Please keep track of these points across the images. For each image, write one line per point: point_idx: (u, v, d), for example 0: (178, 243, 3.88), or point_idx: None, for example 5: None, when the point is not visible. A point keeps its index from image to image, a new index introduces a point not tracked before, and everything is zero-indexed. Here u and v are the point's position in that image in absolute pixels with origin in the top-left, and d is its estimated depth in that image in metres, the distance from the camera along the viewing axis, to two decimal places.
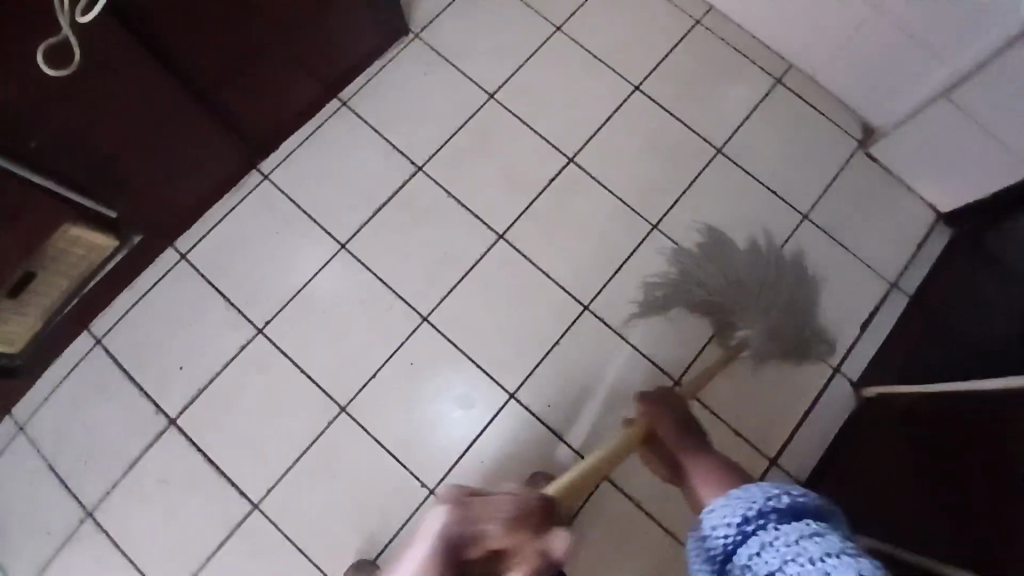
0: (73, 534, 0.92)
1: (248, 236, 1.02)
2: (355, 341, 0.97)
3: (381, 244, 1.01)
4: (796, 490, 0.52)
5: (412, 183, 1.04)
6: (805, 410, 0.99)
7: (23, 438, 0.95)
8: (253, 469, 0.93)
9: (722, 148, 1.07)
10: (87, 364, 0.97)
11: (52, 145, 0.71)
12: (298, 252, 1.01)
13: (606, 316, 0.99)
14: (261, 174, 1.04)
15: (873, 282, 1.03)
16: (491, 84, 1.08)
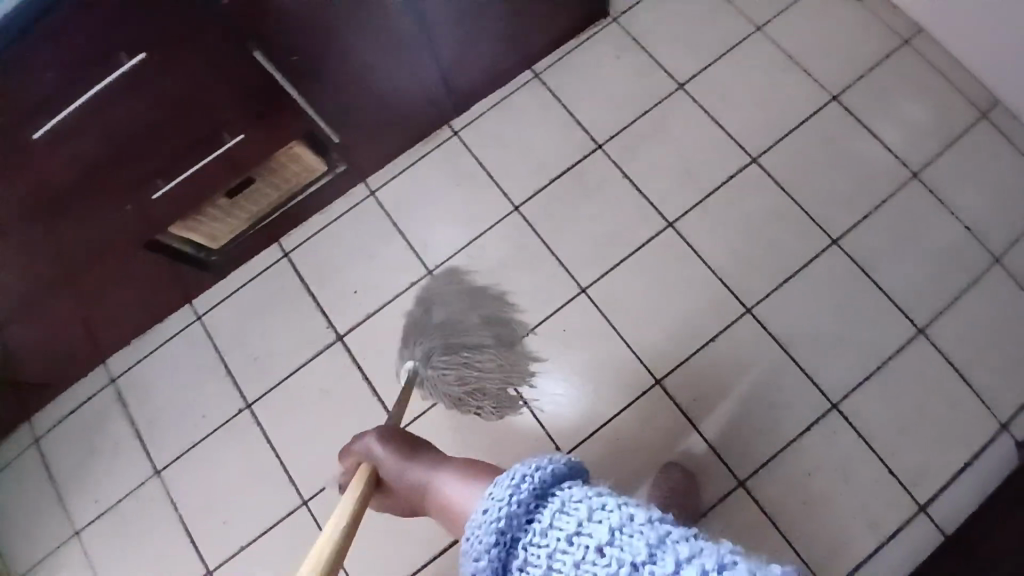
0: (230, 422, 1.02)
1: (428, 183, 1.07)
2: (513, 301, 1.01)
3: (548, 214, 1.03)
4: (539, 461, 0.48)
5: (589, 160, 1.05)
6: (968, 460, 0.92)
7: (200, 327, 1.05)
8: (400, 399, 0.99)
9: (917, 172, 1.02)
10: (267, 273, 1.06)
11: (308, 64, 0.77)
12: (471, 206, 1.05)
13: (766, 322, 0.97)
14: (451, 129, 1.08)
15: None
16: (685, 75, 1.08)
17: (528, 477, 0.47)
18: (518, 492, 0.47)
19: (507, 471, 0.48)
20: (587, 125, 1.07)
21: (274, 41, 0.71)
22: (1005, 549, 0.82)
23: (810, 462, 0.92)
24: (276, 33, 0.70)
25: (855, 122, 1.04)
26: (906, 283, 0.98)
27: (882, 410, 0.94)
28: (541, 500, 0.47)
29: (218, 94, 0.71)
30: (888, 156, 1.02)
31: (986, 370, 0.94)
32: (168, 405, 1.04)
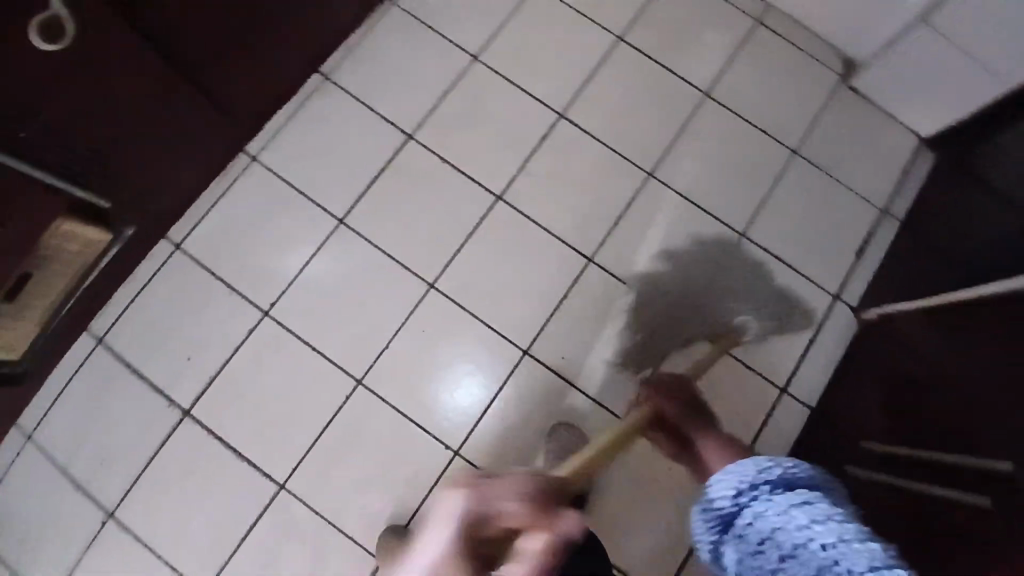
0: (95, 541, 0.92)
1: (241, 217, 1.00)
2: (363, 323, 0.97)
3: (382, 226, 1.00)
4: (790, 462, 0.61)
5: (405, 155, 1.02)
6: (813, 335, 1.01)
7: (35, 445, 0.95)
8: (271, 456, 0.93)
9: (709, 92, 1.07)
10: (90, 362, 0.96)
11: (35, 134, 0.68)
12: (292, 235, 1.00)
13: (612, 269, 1.00)
14: (248, 154, 1.02)
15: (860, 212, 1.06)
16: (474, 45, 1.07)
17: (774, 465, 0.61)
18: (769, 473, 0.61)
19: (756, 461, 0.63)
20: (396, 118, 1.04)
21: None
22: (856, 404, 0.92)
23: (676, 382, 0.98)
24: None
25: (628, 54, 1.08)
26: (720, 190, 1.04)
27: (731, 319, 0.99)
28: (792, 485, 0.59)
29: None
30: (679, 78, 1.07)
31: (804, 251, 1.03)
32: (20, 553, 0.93)
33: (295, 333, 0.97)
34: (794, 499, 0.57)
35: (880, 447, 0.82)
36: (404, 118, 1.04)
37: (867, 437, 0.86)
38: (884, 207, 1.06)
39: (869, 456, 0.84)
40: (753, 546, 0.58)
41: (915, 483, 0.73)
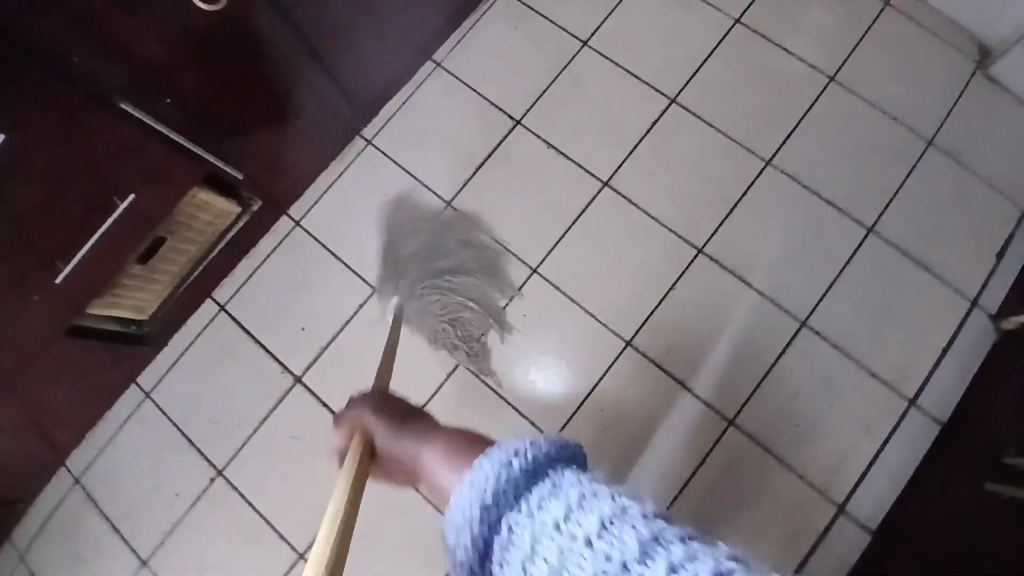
0: (281, 404, 1.24)
1: (496, 182, 1.29)
2: (557, 309, 1.23)
3: (582, 232, 1.26)
4: (525, 444, 0.54)
5: (604, 169, 1.28)
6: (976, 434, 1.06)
7: (225, 312, 1.29)
8: (421, 382, 1.22)
9: (931, 141, 1.26)
10: (285, 245, 1.31)
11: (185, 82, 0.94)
12: (548, 227, 1.26)
13: (786, 315, 1.19)
14: (515, 119, 1.32)
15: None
16: (674, 90, 1.30)
17: (517, 453, 0.53)
18: (508, 470, 0.52)
19: (500, 451, 0.54)
20: (628, 138, 1.29)
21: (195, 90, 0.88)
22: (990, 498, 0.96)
23: (783, 415, 1.15)
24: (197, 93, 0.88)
25: (783, 116, 1.28)
26: (887, 256, 1.21)
27: (931, 398, 1.15)
28: (512, 496, 0.52)
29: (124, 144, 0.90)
30: (849, 153, 1.26)
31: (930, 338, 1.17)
32: (218, 407, 1.25)
33: (516, 289, 1.24)
34: (550, 489, 0.51)
35: (1013, 488, 0.93)
36: (614, 140, 1.29)
37: (997, 481, 0.97)
38: (974, 300, 1.19)
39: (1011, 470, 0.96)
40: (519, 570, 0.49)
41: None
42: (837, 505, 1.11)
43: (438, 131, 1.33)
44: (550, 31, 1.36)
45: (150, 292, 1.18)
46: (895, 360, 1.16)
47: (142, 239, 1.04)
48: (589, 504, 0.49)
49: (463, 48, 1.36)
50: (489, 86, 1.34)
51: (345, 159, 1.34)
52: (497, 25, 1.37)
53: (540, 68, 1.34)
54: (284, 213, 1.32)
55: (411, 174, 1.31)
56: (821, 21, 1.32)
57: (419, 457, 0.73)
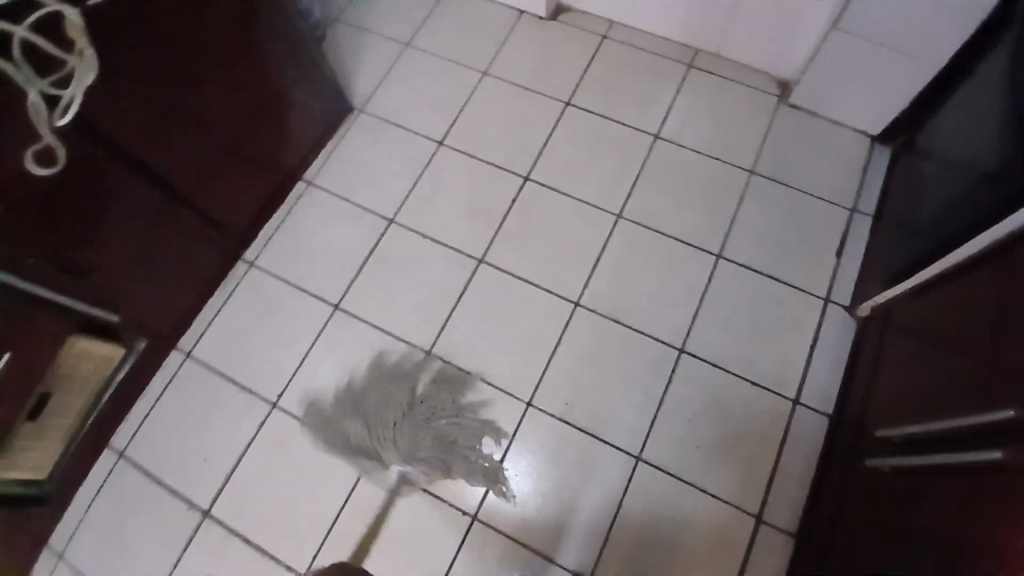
0: (191, 544, 1.18)
1: (379, 278, 1.36)
2: (455, 385, 1.26)
3: (467, 309, 1.32)
4: None
5: (477, 247, 1.37)
6: (845, 421, 1.14)
7: (123, 461, 1.26)
8: (333, 486, 1.20)
9: (754, 168, 1.41)
10: (179, 375, 1.31)
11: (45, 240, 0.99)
12: (434, 310, 1.32)
13: (666, 346, 1.27)
14: (387, 220, 1.41)
15: (882, 288, 1.19)
16: (526, 169, 1.44)
17: None
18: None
19: None
20: (494, 218, 1.40)
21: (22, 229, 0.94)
22: (855, 472, 1.03)
23: (684, 440, 1.20)
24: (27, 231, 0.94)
25: (623, 171, 1.43)
26: (741, 274, 1.32)
27: (809, 396, 1.22)
28: None
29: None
30: (686, 192, 1.40)
31: (796, 339, 1.26)
32: (126, 562, 1.19)
33: (412, 375, 1.27)
34: None
35: (883, 461, 0.95)
36: (480, 221, 1.40)
37: (873, 458, 0.98)
38: (825, 297, 1.30)
39: (881, 441, 0.98)
40: None
41: (908, 486, 0.86)
42: (753, 516, 1.14)
43: (319, 243, 1.40)
44: (407, 138, 1.50)
45: (44, 456, 1.12)
46: (770, 365, 1.24)
47: (25, 396, 1.04)
48: None
49: (330, 167, 1.48)
50: (360, 195, 1.45)
51: (229, 285, 1.39)
52: (358, 142, 1.50)
53: (404, 171, 1.46)
54: (174, 345, 1.33)
55: (296, 287, 1.37)
56: (640, 89, 1.51)
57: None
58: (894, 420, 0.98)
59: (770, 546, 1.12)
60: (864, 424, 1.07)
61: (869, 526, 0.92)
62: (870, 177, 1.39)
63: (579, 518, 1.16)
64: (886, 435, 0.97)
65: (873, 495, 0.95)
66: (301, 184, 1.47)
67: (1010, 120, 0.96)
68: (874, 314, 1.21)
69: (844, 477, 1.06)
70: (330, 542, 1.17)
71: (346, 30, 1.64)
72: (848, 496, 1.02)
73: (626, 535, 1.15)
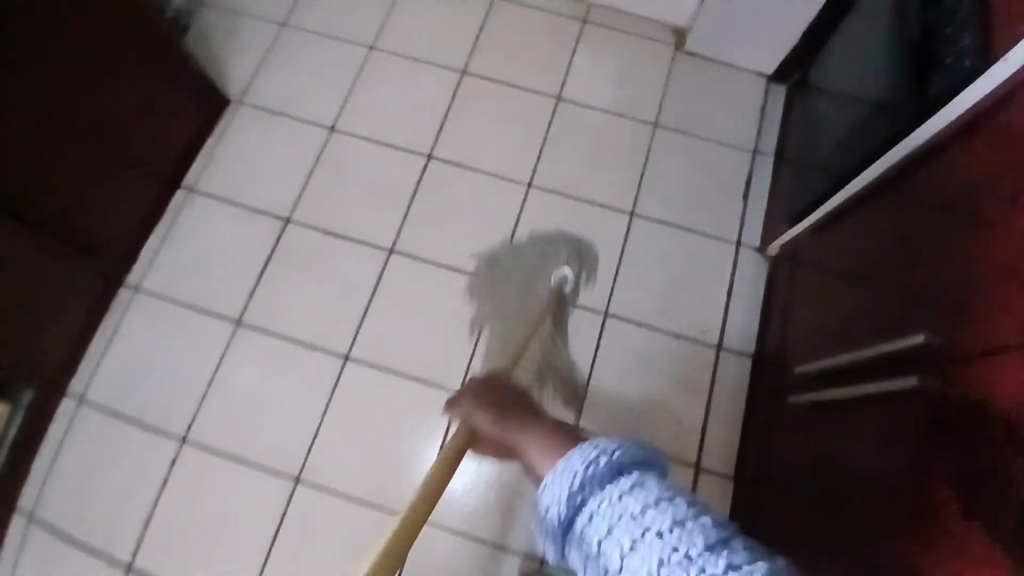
0: None
1: (285, 283, 1.27)
2: (381, 383, 1.21)
3: (383, 302, 1.25)
4: (613, 446, 0.52)
5: (386, 236, 1.30)
6: (768, 362, 1.17)
7: (27, 525, 1.15)
8: (266, 509, 1.14)
9: (657, 121, 1.39)
10: (77, 422, 1.20)
11: None
12: (349, 309, 1.25)
13: (592, 313, 1.25)
14: (284, 220, 1.31)
15: (788, 226, 1.22)
16: (427, 147, 1.37)
17: (612, 450, 0.51)
18: (593, 467, 0.51)
19: (587, 450, 0.53)
20: (399, 202, 1.33)
21: None
22: (782, 412, 1.06)
23: (619, 403, 1.20)
24: None
25: (528, 138, 1.38)
26: (656, 230, 1.31)
27: (733, 341, 1.24)
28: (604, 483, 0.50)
29: None
30: (594, 152, 1.37)
31: (715, 288, 1.27)
32: None
33: (332, 381, 1.21)
34: (623, 485, 0.49)
35: (805, 396, 0.98)
36: (386, 208, 1.32)
37: (796, 394, 1.01)
38: (737, 242, 1.31)
39: (802, 378, 1.01)
40: (596, 550, 0.49)
41: (831, 420, 0.89)
42: (692, 467, 1.16)
43: (210, 255, 1.29)
44: (295, 128, 1.39)
45: None
46: (693, 317, 1.25)
47: None
48: (642, 489, 0.49)
49: (213, 170, 1.35)
50: (250, 196, 1.33)
51: (116, 315, 1.26)
52: (241, 138, 1.38)
53: (296, 164, 1.36)
54: (65, 390, 1.21)
55: (192, 306, 1.26)
56: (537, 50, 1.45)
57: (516, 444, 0.66)
58: (812, 355, 1.01)
59: (711, 492, 1.15)
60: (784, 364, 1.10)
61: (800, 462, 0.95)
62: (768, 117, 1.40)
63: (525, 497, 1.15)
64: (806, 370, 1.00)
65: (801, 433, 0.98)
66: (181, 191, 1.34)
67: (892, 50, 0.97)
68: (784, 252, 1.23)
69: (772, 416, 1.09)
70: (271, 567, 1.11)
71: (211, 14, 1.49)
72: (779, 435, 1.05)
73: None
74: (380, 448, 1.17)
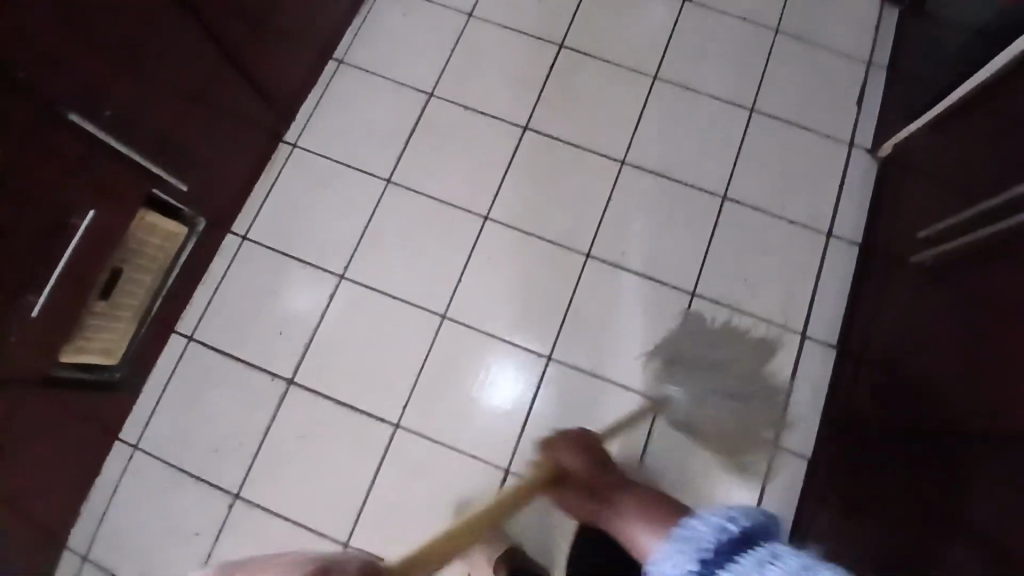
0: (281, 410, 1.22)
1: (424, 151, 1.36)
2: (517, 244, 1.31)
3: (521, 175, 1.35)
4: (740, 514, 0.59)
5: (520, 115, 1.38)
6: (878, 242, 1.26)
7: (194, 345, 1.25)
8: (406, 343, 1.25)
9: (778, 26, 1.45)
10: (242, 256, 1.29)
11: (119, 104, 0.93)
12: (488, 179, 1.34)
13: (712, 193, 1.34)
14: (427, 94, 1.39)
15: (901, 127, 1.29)
16: (560, 36, 1.43)
17: (732, 517, 0.59)
18: (719, 537, 0.58)
19: (702, 520, 0.60)
20: (534, 85, 1.40)
21: (81, 88, 0.86)
22: (900, 277, 1.14)
23: (731, 277, 1.30)
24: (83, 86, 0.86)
25: (655, 33, 1.44)
26: (771, 126, 1.39)
27: (842, 229, 1.33)
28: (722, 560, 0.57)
29: (86, 169, 0.91)
30: (716, 51, 1.43)
31: (824, 182, 1.36)
32: (212, 438, 1.21)
33: (475, 237, 1.31)
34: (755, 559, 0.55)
35: (928, 254, 1.04)
36: (522, 89, 1.40)
37: (919, 254, 1.08)
38: (849, 142, 1.39)
39: (925, 239, 1.07)
40: None
41: (956, 269, 0.94)
42: (798, 334, 1.27)
43: (359, 120, 1.38)
44: (433, 9, 1.45)
45: (114, 332, 1.11)
46: (804, 207, 1.34)
47: (99, 270, 1.00)
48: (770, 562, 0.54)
49: (358, 43, 1.43)
50: (394, 69, 1.41)
51: (275, 166, 1.35)
52: (384, 15, 1.45)
53: (435, 44, 1.43)
54: (229, 230, 1.30)
55: (343, 162, 1.35)
56: None
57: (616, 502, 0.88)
58: (937, 217, 1.06)
59: (815, 360, 1.25)
60: (899, 235, 1.18)
61: (916, 312, 1.03)
62: (885, 29, 1.45)
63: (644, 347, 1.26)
64: (929, 231, 1.06)
65: (921, 289, 1.05)
66: (333, 61, 1.41)
67: None
68: (897, 153, 1.30)
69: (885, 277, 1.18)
70: (416, 391, 1.23)
71: None
72: (895, 294, 1.13)
73: None
74: (515, 299, 1.28)
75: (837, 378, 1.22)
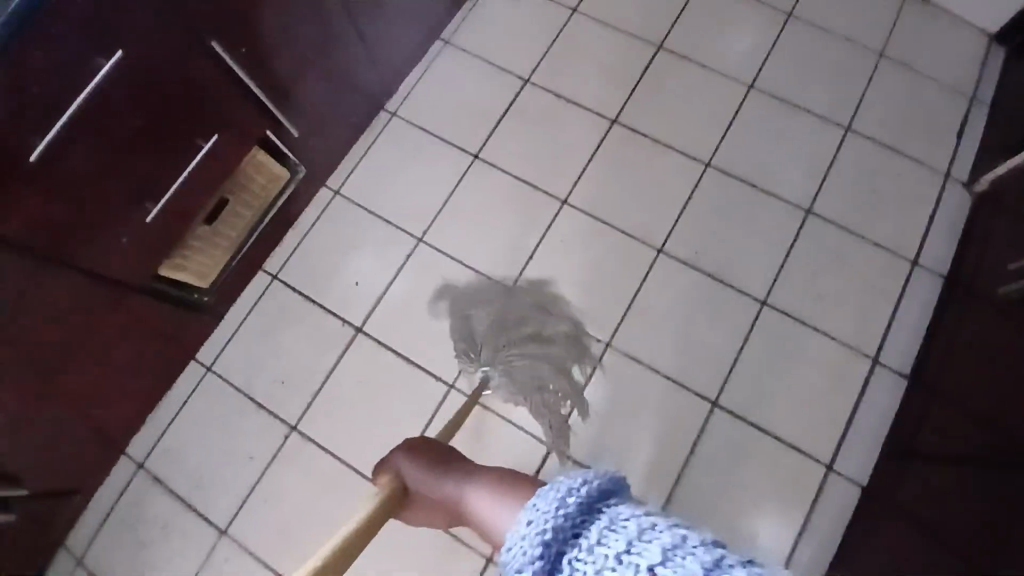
0: (345, 355, 1.28)
1: (513, 132, 1.41)
2: (590, 230, 1.33)
3: (604, 165, 1.38)
4: (594, 481, 0.56)
5: (610, 109, 1.42)
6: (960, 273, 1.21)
7: (277, 284, 1.34)
8: (470, 309, 1.29)
9: (885, 50, 1.43)
10: (332, 208, 1.38)
11: (253, 45, 1.02)
12: (570, 165, 1.38)
13: (795, 206, 1.33)
14: (523, 79, 1.45)
15: (1001, 160, 1.24)
16: (660, 37, 1.46)
17: (582, 484, 0.55)
18: (565, 504, 0.54)
19: (559, 485, 0.56)
20: (628, 82, 1.43)
21: (227, 25, 0.96)
22: (974, 304, 1.09)
23: (805, 291, 1.27)
24: (229, 24, 0.96)
25: (755, 44, 1.45)
26: (865, 147, 1.36)
27: (929, 259, 1.28)
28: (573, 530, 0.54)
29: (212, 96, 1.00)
30: (817, 68, 1.42)
31: (914, 208, 1.31)
32: (280, 371, 1.28)
33: (552, 218, 1.34)
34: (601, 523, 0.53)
35: (1008, 281, 0.99)
36: (615, 85, 1.43)
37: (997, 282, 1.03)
38: (946, 172, 1.34)
39: (1007, 267, 1.03)
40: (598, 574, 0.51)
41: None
42: (869, 358, 1.23)
43: (456, 97, 1.45)
44: (540, 1, 1.51)
45: (210, 258, 1.20)
46: (890, 231, 1.30)
47: (210, 194, 1.09)
48: (621, 527, 0.52)
49: (465, 26, 1.50)
50: (495, 54, 1.48)
51: (374, 131, 1.43)
52: (493, 3, 1.52)
53: (537, 34, 1.48)
54: (323, 183, 1.39)
55: (435, 134, 1.42)
56: None
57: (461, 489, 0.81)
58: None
59: (883, 386, 1.21)
60: (982, 264, 1.14)
61: (992, 339, 0.99)
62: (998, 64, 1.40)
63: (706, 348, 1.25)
64: (1013, 260, 1.01)
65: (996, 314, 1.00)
66: (440, 41, 1.49)
67: None
68: (994, 187, 1.25)
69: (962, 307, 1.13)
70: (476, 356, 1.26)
71: None
72: (969, 321, 1.09)
73: (747, 367, 1.23)
74: (583, 283, 1.30)
75: (905, 408, 1.17)
